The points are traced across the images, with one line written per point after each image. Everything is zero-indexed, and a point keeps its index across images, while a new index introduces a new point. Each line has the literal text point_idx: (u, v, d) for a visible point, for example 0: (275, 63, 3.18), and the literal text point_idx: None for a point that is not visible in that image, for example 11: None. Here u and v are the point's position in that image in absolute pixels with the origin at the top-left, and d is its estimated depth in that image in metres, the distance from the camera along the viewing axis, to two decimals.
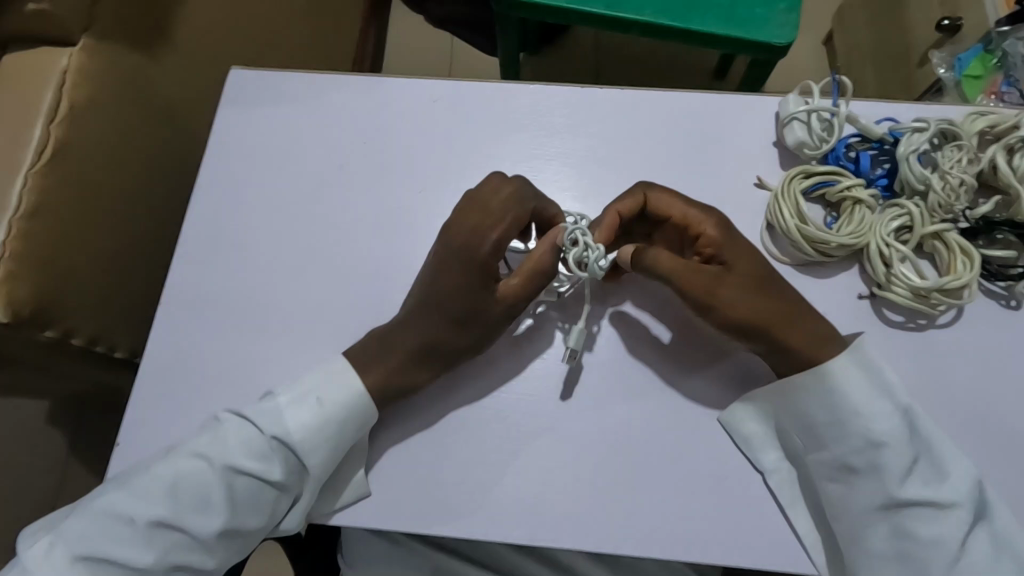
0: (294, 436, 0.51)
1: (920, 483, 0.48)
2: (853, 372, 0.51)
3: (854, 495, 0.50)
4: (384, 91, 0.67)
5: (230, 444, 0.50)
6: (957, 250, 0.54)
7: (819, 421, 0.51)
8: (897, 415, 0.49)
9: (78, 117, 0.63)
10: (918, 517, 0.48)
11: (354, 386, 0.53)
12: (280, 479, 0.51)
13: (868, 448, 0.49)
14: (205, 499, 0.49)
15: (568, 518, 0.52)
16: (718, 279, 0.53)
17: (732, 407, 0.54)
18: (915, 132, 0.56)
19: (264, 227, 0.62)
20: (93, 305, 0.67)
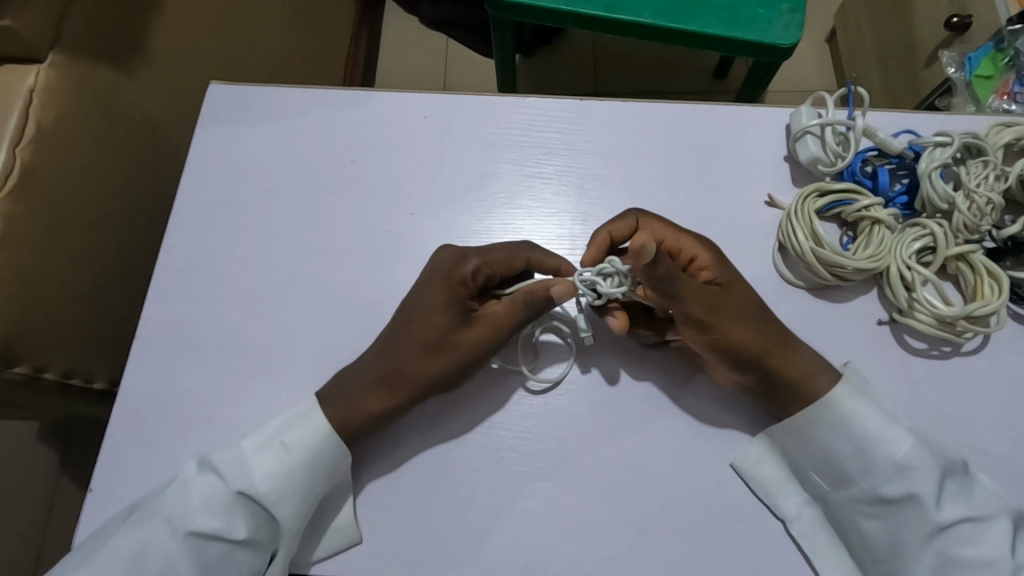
0: (259, 487, 0.48)
1: (955, 503, 0.46)
2: (860, 399, 0.49)
3: (896, 528, 0.47)
4: (371, 107, 0.63)
5: (192, 503, 0.47)
6: (983, 273, 0.51)
7: (841, 455, 0.48)
8: (912, 437, 0.47)
9: (47, 140, 0.60)
10: (964, 540, 0.45)
11: (318, 422, 0.50)
12: (248, 534, 0.47)
13: (894, 475, 0.46)
14: (171, 569, 0.45)
15: (574, 568, 0.48)
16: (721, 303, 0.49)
17: (745, 446, 0.51)
18: (937, 146, 0.53)
19: (246, 254, 0.59)
20: (67, 336, 0.64)
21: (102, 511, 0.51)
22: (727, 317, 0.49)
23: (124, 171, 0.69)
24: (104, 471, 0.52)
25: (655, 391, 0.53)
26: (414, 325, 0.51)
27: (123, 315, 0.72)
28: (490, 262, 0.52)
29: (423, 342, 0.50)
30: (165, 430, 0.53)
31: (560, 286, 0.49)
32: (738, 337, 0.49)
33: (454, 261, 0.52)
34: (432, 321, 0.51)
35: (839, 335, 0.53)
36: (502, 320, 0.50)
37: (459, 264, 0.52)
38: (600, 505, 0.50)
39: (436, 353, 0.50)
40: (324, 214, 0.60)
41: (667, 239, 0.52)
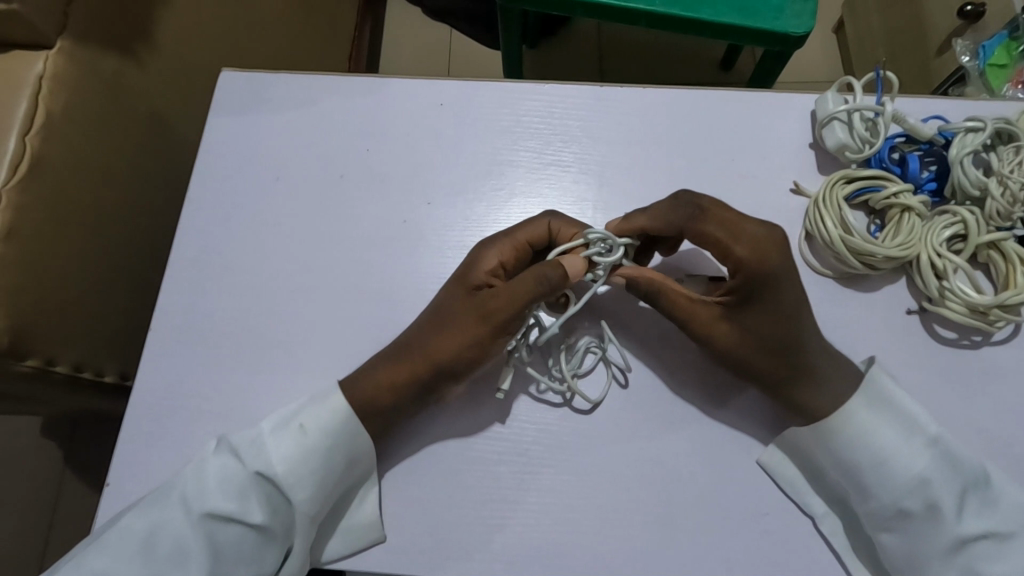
0: (278, 469, 0.47)
1: (977, 517, 0.44)
2: (879, 407, 0.47)
3: (915, 543, 0.45)
4: (385, 94, 0.62)
5: (208, 484, 0.46)
6: (1015, 261, 0.50)
7: (861, 466, 0.46)
8: (933, 449, 0.46)
9: (55, 127, 0.59)
10: (988, 555, 0.44)
11: (335, 403, 0.49)
12: (262, 519, 0.46)
13: (915, 488, 0.45)
14: (183, 550, 0.44)
15: (600, 562, 0.47)
16: (720, 322, 0.48)
17: (770, 443, 0.50)
18: (968, 132, 0.52)
19: (259, 244, 0.58)
20: (75, 329, 0.62)
21: (116, 506, 0.50)
22: (723, 329, 0.48)
23: (132, 162, 0.68)
24: (118, 466, 0.51)
25: (682, 382, 0.52)
26: (441, 309, 0.51)
27: (131, 308, 0.70)
28: (519, 235, 0.52)
29: (440, 323, 0.50)
30: (181, 424, 0.52)
31: (573, 260, 0.49)
32: (724, 347, 0.48)
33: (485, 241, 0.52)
34: (457, 292, 0.51)
35: (867, 325, 0.52)
36: (512, 297, 0.47)
37: (492, 240, 0.52)
38: (626, 497, 0.49)
39: (453, 329, 0.49)
40: (339, 204, 0.58)
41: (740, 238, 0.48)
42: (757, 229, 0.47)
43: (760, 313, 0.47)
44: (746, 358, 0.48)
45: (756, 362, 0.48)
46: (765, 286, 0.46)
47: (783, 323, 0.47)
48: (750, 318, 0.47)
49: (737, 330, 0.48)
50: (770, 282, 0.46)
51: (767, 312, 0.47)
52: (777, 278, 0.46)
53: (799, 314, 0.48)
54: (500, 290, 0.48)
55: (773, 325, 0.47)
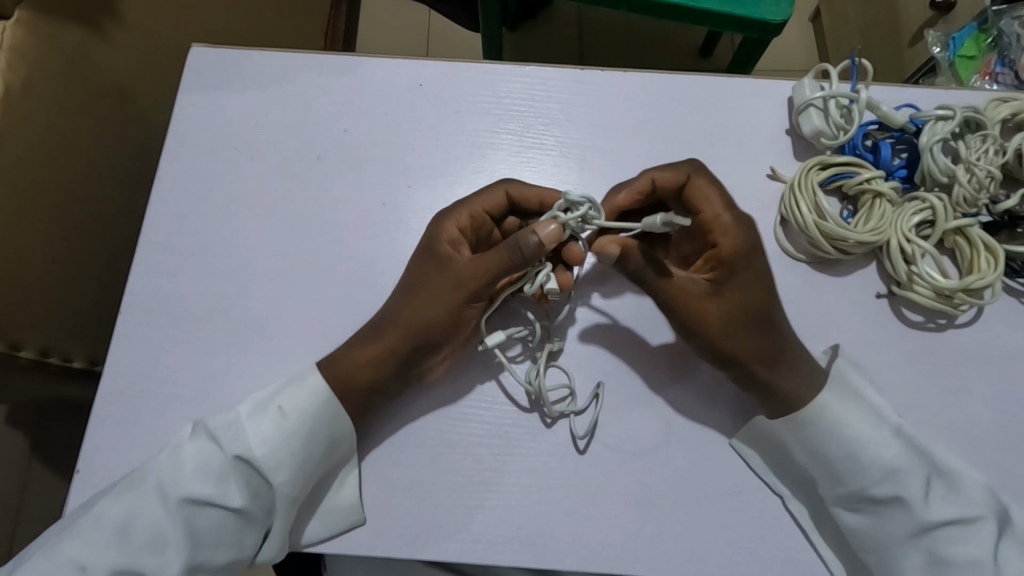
0: (257, 452, 0.47)
1: (942, 503, 0.46)
2: (845, 400, 0.48)
3: (882, 527, 0.47)
4: (362, 73, 0.61)
5: (186, 468, 0.46)
6: (980, 246, 0.51)
7: (832, 455, 0.47)
8: (897, 439, 0.47)
9: (15, 100, 0.56)
10: (953, 539, 0.45)
11: (313, 382, 0.49)
12: (241, 503, 0.45)
13: (882, 476, 0.46)
14: (161, 536, 0.44)
15: (576, 540, 0.48)
16: (701, 294, 0.49)
17: (737, 434, 0.50)
18: (938, 120, 0.53)
19: (233, 226, 0.56)
20: (41, 313, 0.61)
21: (86, 490, 0.49)
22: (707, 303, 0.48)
23: (99, 141, 0.65)
24: (89, 450, 0.50)
25: (660, 365, 0.52)
26: (414, 285, 0.50)
27: (100, 291, 0.69)
28: (480, 203, 0.52)
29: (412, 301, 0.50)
30: (154, 409, 0.51)
31: (549, 231, 0.46)
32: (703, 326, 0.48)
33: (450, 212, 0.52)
34: (426, 267, 0.51)
35: (838, 309, 0.54)
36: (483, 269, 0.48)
37: (461, 211, 0.52)
38: (605, 476, 0.50)
39: (429, 310, 0.49)
40: (316, 185, 0.57)
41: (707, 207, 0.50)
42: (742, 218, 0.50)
43: (735, 281, 0.49)
44: (725, 338, 0.48)
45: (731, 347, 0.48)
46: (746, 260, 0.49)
47: (758, 291, 0.49)
48: (732, 290, 0.49)
49: (723, 304, 0.49)
50: (745, 255, 0.49)
51: (741, 282, 0.49)
52: (747, 256, 0.49)
53: (766, 285, 0.49)
54: (467, 263, 0.49)
55: (749, 299, 0.49)
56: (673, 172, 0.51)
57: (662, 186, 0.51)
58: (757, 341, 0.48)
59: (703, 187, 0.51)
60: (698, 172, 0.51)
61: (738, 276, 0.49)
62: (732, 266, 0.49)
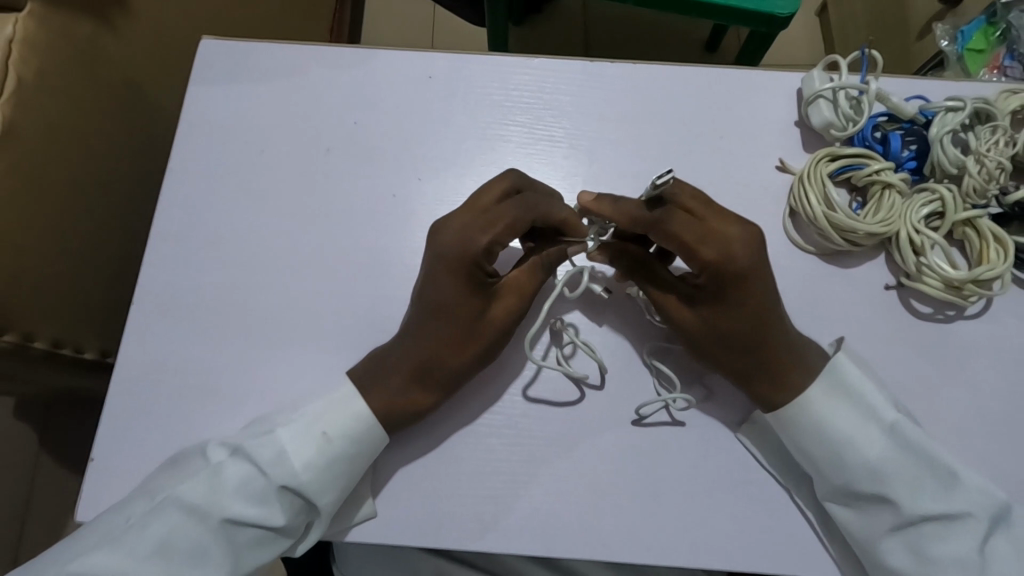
0: (302, 479, 0.46)
1: (931, 500, 0.45)
2: (833, 396, 0.48)
3: (870, 522, 0.47)
4: (371, 66, 0.61)
5: (228, 489, 0.45)
6: (989, 238, 0.51)
7: (818, 452, 0.48)
8: (886, 436, 0.47)
9: (27, 94, 0.57)
10: (938, 535, 0.45)
11: (356, 407, 0.49)
12: (283, 523, 0.46)
13: (869, 474, 0.46)
14: (203, 552, 0.44)
15: (584, 528, 0.49)
16: (697, 304, 0.50)
17: (745, 427, 0.51)
18: (949, 111, 0.53)
19: (243, 217, 0.57)
20: (53, 305, 0.61)
21: (100, 480, 0.50)
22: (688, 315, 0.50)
23: (110, 134, 0.66)
24: (104, 440, 0.50)
25: (667, 357, 0.53)
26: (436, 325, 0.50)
27: (111, 283, 0.69)
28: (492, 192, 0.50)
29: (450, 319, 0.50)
30: (168, 399, 0.52)
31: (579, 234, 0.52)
32: (685, 327, 0.50)
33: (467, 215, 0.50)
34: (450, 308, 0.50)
35: (847, 301, 0.54)
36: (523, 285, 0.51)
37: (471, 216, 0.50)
38: (614, 467, 0.50)
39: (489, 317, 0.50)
40: (326, 177, 0.58)
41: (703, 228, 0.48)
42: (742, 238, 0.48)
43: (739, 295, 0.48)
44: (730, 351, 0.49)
45: (726, 343, 0.49)
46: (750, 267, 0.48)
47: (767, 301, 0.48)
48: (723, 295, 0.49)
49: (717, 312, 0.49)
50: (747, 272, 0.48)
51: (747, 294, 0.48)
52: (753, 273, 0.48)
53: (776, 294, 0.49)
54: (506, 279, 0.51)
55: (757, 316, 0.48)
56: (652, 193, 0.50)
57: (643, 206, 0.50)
58: (761, 334, 0.48)
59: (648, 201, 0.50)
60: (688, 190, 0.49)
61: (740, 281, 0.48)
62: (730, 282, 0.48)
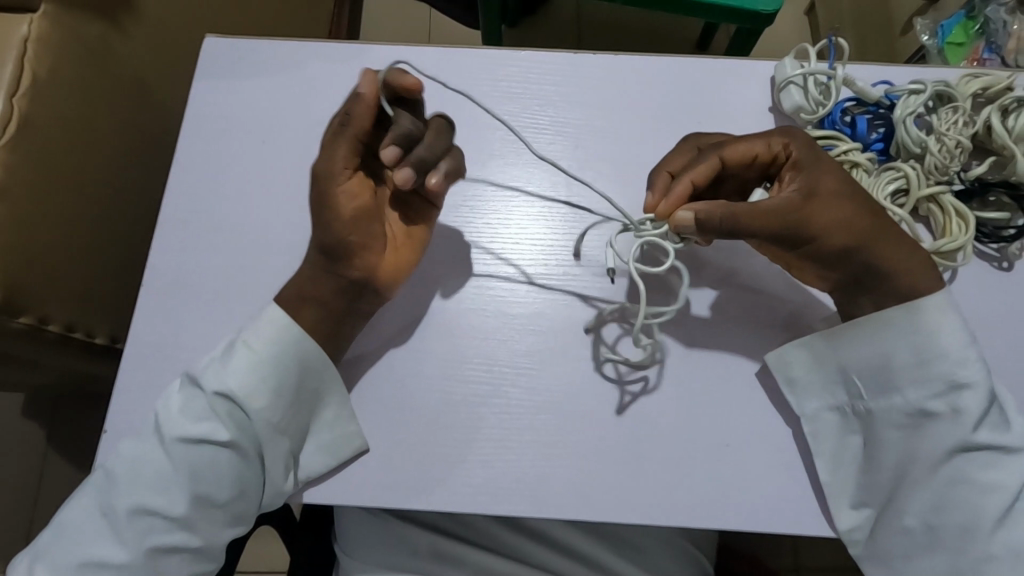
0: (232, 387, 0.50)
1: (991, 430, 0.49)
2: (943, 318, 0.50)
3: (922, 440, 0.50)
4: (366, 60, 0.64)
5: (175, 411, 0.50)
6: (952, 213, 0.54)
7: (901, 364, 0.51)
8: (980, 362, 0.49)
9: (42, 89, 0.60)
10: (983, 463, 0.49)
11: (273, 315, 0.52)
12: (228, 437, 0.50)
13: (947, 391, 0.49)
14: (165, 475, 0.49)
15: (568, 491, 0.51)
16: (811, 205, 0.50)
17: (777, 350, 0.53)
18: (911, 94, 0.56)
19: (245, 202, 0.60)
20: (66, 290, 0.64)
21: (112, 450, 0.53)
22: (818, 215, 0.49)
23: (117, 128, 0.69)
24: (115, 412, 0.53)
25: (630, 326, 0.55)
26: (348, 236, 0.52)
27: (119, 270, 0.72)
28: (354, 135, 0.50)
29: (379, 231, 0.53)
30: (176, 373, 0.54)
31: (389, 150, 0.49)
32: (828, 221, 0.49)
33: (331, 178, 0.50)
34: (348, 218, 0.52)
35: None
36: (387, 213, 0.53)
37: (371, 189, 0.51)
38: (597, 432, 0.53)
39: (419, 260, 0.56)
40: None
41: (755, 152, 0.53)
42: (797, 151, 0.53)
43: (827, 179, 0.51)
44: (841, 234, 0.49)
45: (862, 222, 0.49)
46: (814, 155, 0.52)
47: (846, 179, 0.51)
48: (821, 182, 0.50)
49: (823, 203, 0.50)
50: (817, 164, 0.52)
51: (829, 173, 0.51)
52: (824, 164, 0.52)
53: (845, 174, 0.51)
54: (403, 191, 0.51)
55: (851, 196, 0.50)
56: (704, 165, 0.53)
57: (700, 184, 0.53)
58: (874, 218, 0.50)
59: (697, 163, 0.53)
60: (720, 146, 0.54)
61: (816, 175, 0.51)
62: (808, 182, 0.51)
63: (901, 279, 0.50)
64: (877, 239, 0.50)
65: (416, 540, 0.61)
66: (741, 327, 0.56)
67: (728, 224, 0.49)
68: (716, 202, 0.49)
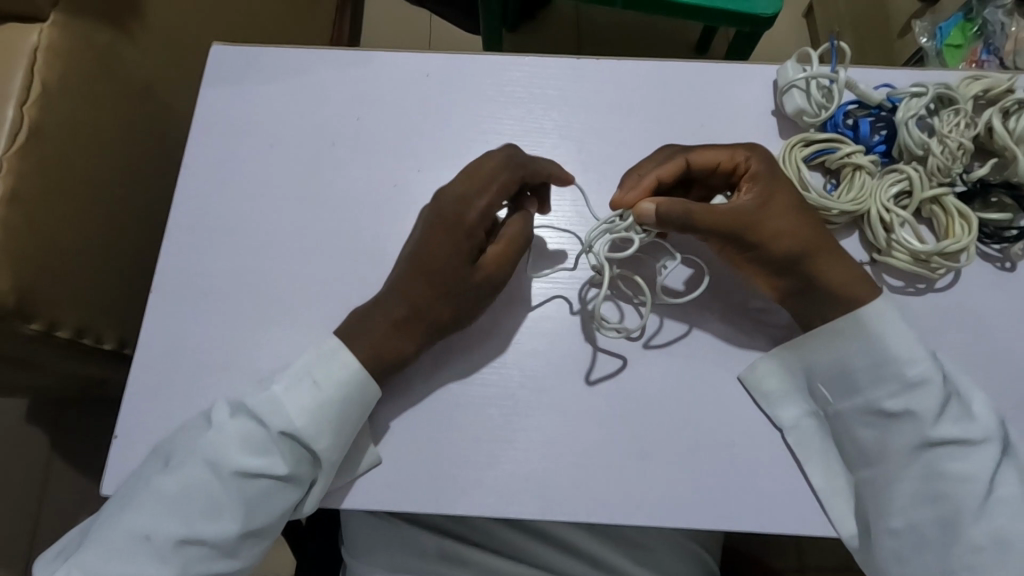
0: (297, 424, 0.50)
1: (952, 422, 0.49)
2: (889, 316, 0.51)
3: (888, 439, 0.50)
4: (372, 66, 0.65)
5: (230, 441, 0.49)
6: (954, 214, 0.54)
7: (855, 366, 0.52)
8: (930, 357, 0.50)
9: (52, 97, 0.60)
10: (953, 455, 0.49)
11: (346, 357, 0.52)
12: (286, 471, 0.50)
13: (903, 390, 0.50)
14: (214, 505, 0.49)
15: (578, 492, 0.52)
16: (761, 215, 0.52)
17: (751, 360, 0.54)
18: (913, 97, 0.57)
19: (253, 208, 0.60)
20: (75, 296, 0.64)
21: (124, 455, 0.53)
22: (766, 225, 0.51)
23: (124, 134, 0.69)
24: (127, 417, 0.54)
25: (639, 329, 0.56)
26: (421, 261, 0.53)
27: (126, 275, 0.72)
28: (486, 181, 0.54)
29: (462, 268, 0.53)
30: (186, 379, 0.55)
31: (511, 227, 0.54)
32: (773, 232, 0.51)
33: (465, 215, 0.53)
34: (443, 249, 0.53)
35: None
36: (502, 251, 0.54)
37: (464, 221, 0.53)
38: (605, 434, 0.53)
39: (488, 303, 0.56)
40: (330, 170, 0.61)
41: (720, 159, 0.55)
42: (759, 159, 0.54)
43: (779, 192, 0.53)
44: (787, 245, 0.51)
45: (807, 235, 0.52)
46: (773, 168, 0.54)
47: (798, 195, 0.53)
48: (776, 194, 0.52)
49: (775, 213, 0.52)
50: (775, 176, 0.53)
51: (783, 188, 0.53)
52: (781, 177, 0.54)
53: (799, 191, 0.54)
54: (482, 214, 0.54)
55: (798, 211, 0.52)
56: (672, 164, 0.55)
57: (665, 181, 0.55)
58: (819, 234, 0.52)
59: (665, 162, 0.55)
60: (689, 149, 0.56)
61: (773, 186, 0.53)
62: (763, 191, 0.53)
63: (844, 293, 0.52)
64: (820, 254, 0.52)
65: (424, 543, 0.61)
66: (747, 328, 0.56)
67: (684, 220, 0.51)
68: (678, 200, 0.52)
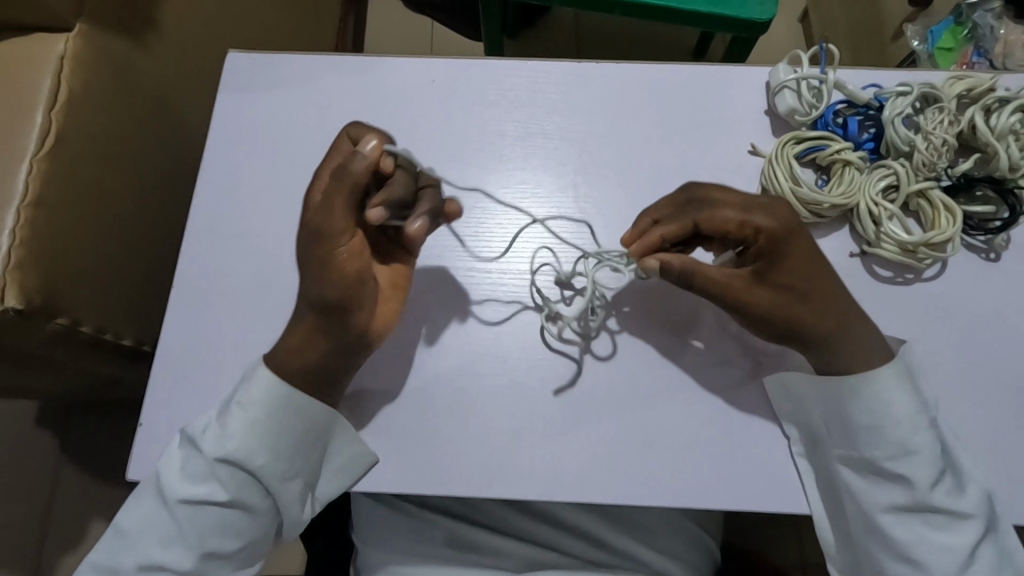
0: (264, 415, 0.52)
1: (943, 492, 0.51)
2: (892, 386, 0.52)
3: (879, 488, 0.52)
4: (380, 72, 0.68)
5: (213, 430, 0.53)
6: (940, 207, 0.57)
7: (857, 422, 0.52)
8: (929, 428, 0.51)
9: (76, 104, 0.63)
10: (936, 524, 0.51)
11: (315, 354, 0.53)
12: (261, 459, 0.52)
13: (900, 455, 0.51)
14: (207, 490, 0.52)
15: (583, 475, 0.54)
16: (756, 288, 0.52)
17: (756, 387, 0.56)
18: (899, 96, 0.60)
19: (268, 208, 0.63)
20: (97, 294, 0.67)
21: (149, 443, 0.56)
22: (759, 297, 0.52)
23: (143, 140, 0.72)
24: (151, 407, 0.57)
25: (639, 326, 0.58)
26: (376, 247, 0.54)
27: (146, 275, 0.75)
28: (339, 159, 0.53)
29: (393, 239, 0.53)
30: (207, 370, 0.58)
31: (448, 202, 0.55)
32: (762, 309, 0.52)
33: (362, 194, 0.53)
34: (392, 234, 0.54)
35: None
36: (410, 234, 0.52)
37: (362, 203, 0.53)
38: (608, 420, 0.55)
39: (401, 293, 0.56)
40: None
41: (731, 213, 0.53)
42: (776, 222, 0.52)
43: (784, 270, 0.52)
44: (773, 326, 0.53)
45: (806, 319, 0.52)
46: (787, 238, 0.52)
47: (809, 260, 0.52)
48: (786, 255, 0.52)
49: (771, 294, 0.52)
50: (786, 257, 0.52)
51: (789, 265, 0.52)
52: (795, 252, 0.52)
53: (815, 250, 0.52)
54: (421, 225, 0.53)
55: (799, 292, 0.52)
56: (677, 224, 0.55)
57: (670, 240, 0.55)
58: (820, 304, 0.52)
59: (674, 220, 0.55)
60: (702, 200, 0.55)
61: (782, 257, 0.52)
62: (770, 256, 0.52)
63: (843, 354, 0.52)
64: (813, 329, 0.52)
65: (435, 527, 0.64)
66: None
67: (684, 275, 0.53)
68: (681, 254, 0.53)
